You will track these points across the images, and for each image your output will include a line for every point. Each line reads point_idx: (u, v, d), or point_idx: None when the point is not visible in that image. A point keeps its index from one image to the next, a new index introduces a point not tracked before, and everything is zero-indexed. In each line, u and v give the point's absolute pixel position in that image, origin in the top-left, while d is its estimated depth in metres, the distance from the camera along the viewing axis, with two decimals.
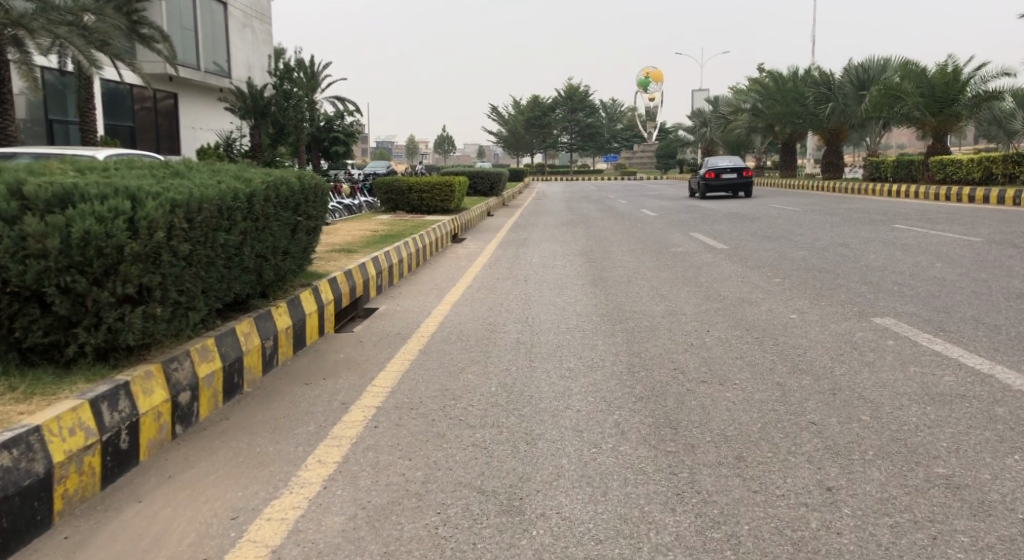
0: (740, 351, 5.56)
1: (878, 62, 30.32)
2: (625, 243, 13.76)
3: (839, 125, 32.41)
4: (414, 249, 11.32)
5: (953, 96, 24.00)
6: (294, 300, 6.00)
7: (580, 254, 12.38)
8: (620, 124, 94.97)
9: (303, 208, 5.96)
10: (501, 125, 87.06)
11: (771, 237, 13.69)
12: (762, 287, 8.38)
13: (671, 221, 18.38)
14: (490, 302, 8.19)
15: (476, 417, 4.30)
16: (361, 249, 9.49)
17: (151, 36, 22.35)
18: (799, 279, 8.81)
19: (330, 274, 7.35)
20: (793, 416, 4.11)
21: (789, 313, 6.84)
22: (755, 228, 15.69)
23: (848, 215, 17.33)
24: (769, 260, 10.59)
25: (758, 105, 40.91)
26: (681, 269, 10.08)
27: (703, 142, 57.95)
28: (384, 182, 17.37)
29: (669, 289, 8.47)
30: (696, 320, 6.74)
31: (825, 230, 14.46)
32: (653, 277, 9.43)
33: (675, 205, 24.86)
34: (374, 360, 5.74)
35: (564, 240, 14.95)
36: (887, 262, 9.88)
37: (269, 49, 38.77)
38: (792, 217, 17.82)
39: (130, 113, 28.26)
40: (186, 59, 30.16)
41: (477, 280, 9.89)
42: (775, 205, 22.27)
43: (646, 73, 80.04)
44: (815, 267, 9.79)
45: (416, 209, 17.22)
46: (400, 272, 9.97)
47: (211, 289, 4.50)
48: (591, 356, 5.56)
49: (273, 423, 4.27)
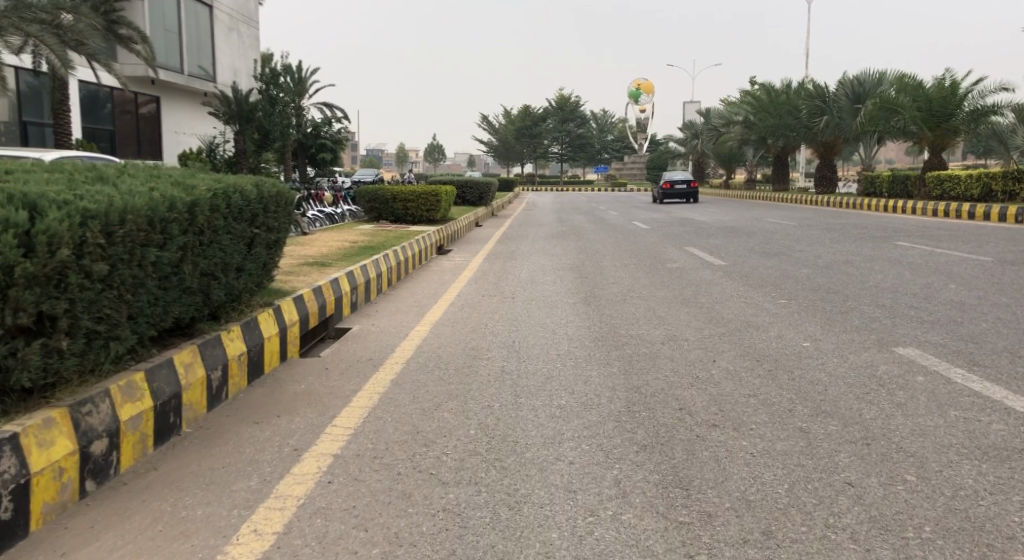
0: (753, 387, 4.93)
1: (873, 76, 30.04)
2: (618, 257, 13.17)
3: (833, 138, 32.12)
4: (395, 262, 10.65)
5: (950, 111, 23.68)
6: (251, 322, 5.33)
7: (571, 268, 11.79)
8: (611, 135, 94.86)
9: (262, 219, 5.29)
10: (492, 134, 86.68)
11: (770, 253, 13.16)
12: (767, 308, 7.82)
13: (665, 234, 17.81)
14: (475, 322, 7.53)
15: (451, 470, 3.64)
16: (336, 262, 8.80)
17: (129, 36, 21.58)
18: (807, 300, 8.25)
19: (297, 292, 6.66)
20: (826, 474, 3.48)
21: (801, 341, 6.24)
22: (752, 242, 15.15)
23: (846, 230, 16.86)
24: (772, 278, 10.02)
25: (750, 118, 40.64)
26: (679, 287, 9.49)
27: (693, 154, 57.73)
28: (368, 190, 16.69)
29: (667, 310, 7.89)
30: (700, 347, 6.12)
31: (824, 246, 13.95)
32: (650, 296, 8.83)
33: (667, 217, 24.34)
34: (339, 393, 5.06)
35: (554, 253, 14.35)
36: (897, 282, 9.34)
37: (256, 54, 38.08)
38: (789, 231, 17.32)
39: (110, 117, 27.49)
40: (169, 62, 29.42)
41: (461, 297, 9.24)
42: (770, 219, 21.79)
43: (637, 84, 79.97)
44: (821, 286, 9.23)
45: (401, 219, 16.55)
46: (378, 287, 9.28)
47: (141, 315, 3.82)
48: (585, 390, 4.93)
49: (208, 477, 3.59)
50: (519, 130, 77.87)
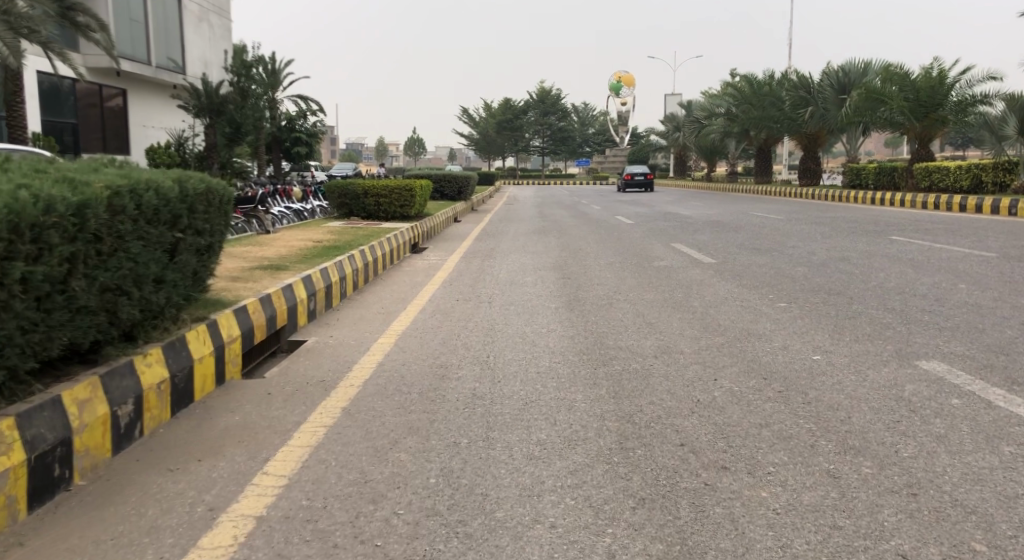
0: (765, 414, 4.23)
1: (858, 66, 29.57)
2: (602, 255, 12.48)
3: (818, 130, 31.64)
4: (363, 262, 9.86)
5: (938, 101, 23.23)
6: (179, 343, 4.56)
7: (552, 268, 11.08)
8: (592, 128, 94.15)
9: (188, 221, 4.50)
10: (471, 127, 85.76)
11: (761, 249, 12.52)
12: (767, 313, 7.14)
13: (650, 229, 17.14)
14: (446, 332, 6.80)
15: (402, 541, 2.89)
16: (295, 265, 8.01)
17: (88, 25, 20.51)
18: (808, 303, 7.59)
19: (242, 302, 5.87)
20: (872, 543, 2.77)
21: (811, 354, 5.55)
22: (741, 238, 14.52)
23: (836, 224, 16.30)
24: (767, 278, 9.37)
25: (733, 110, 40.11)
26: (668, 288, 8.80)
27: (675, 146, 57.18)
28: (337, 185, 15.84)
29: (659, 316, 7.18)
30: (698, 362, 5.42)
31: (816, 241, 13.36)
32: (638, 299, 8.15)
33: (651, 211, 23.69)
34: (279, 425, 4.29)
35: (534, 251, 13.64)
36: (902, 281, 8.72)
37: (227, 45, 36.94)
38: (777, 225, 16.72)
39: (72, 110, 26.30)
40: (135, 53, 28.30)
41: (433, 302, 8.48)
42: (757, 212, 21.18)
43: (618, 77, 79.30)
44: (821, 287, 8.59)
45: (373, 216, 15.75)
46: (342, 291, 8.50)
47: (11, 345, 3.03)
48: (568, 421, 4.20)
49: (85, 557, 2.81)
50: (499, 123, 77.01)
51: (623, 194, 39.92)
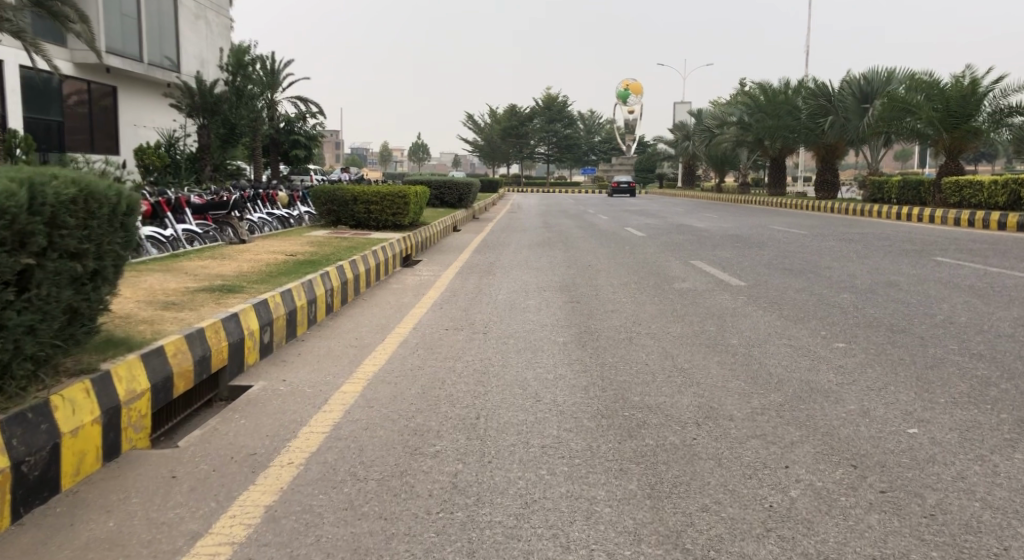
0: (877, 543, 2.90)
1: (881, 74, 28.38)
2: (616, 273, 11.16)
3: (836, 141, 30.40)
4: (341, 280, 8.50)
5: (970, 112, 22.01)
6: (35, 411, 3.20)
7: (559, 288, 9.77)
8: (597, 137, 92.91)
9: (47, 239, 3.15)
10: (477, 134, 84.57)
11: (793, 271, 11.21)
12: (827, 361, 5.78)
13: (665, 244, 15.79)
14: (430, 376, 5.46)
15: None
16: (251, 288, 6.65)
17: (67, 16, 19.22)
18: (872, 345, 6.27)
19: (161, 341, 4.51)
20: None
21: (904, 428, 4.17)
22: (767, 256, 13.19)
23: (868, 243, 14.97)
24: (811, 309, 8.06)
25: (745, 119, 38.89)
26: (697, 320, 7.48)
27: (683, 155, 55.87)
28: (324, 191, 14.51)
29: (692, 361, 5.85)
30: (756, 437, 4.10)
31: (853, 262, 12.04)
32: (662, 333, 6.84)
33: (662, 224, 22.38)
34: (164, 541, 2.94)
35: (539, 266, 12.32)
36: (972, 315, 7.39)
37: (225, 44, 35.75)
38: (804, 242, 15.40)
39: (59, 108, 25.07)
40: (126, 49, 27.10)
41: (418, 331, 7.15)
42: (777, 227, 19.85)
43: (626, 84, 78.07)
44: (879, 322, 7.27)
45: (361, 224, 14.43)
46: (310, 317, 7.12)
47: None
48: (590, 547, 2.89)
49: None
50: (504, 130, 75.86)
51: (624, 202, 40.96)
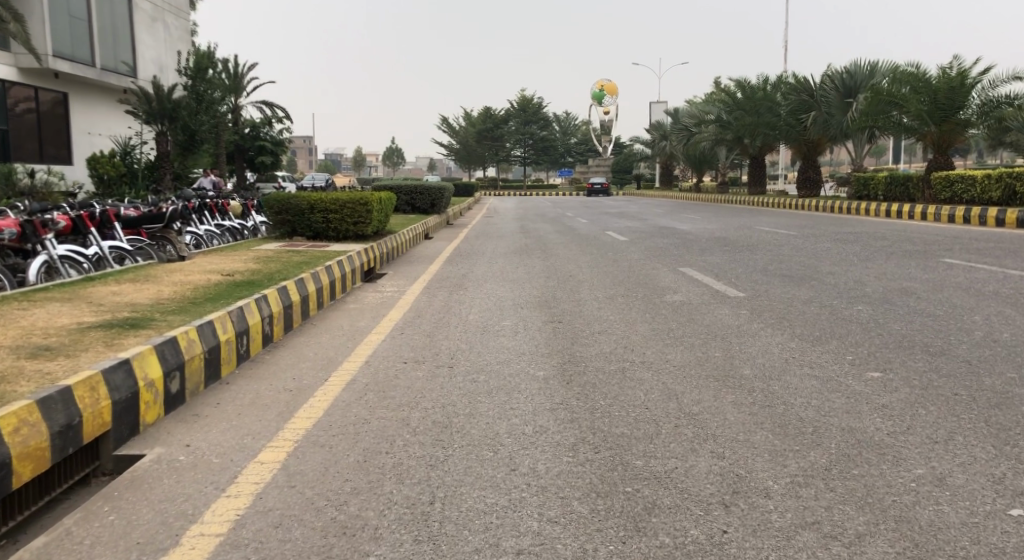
0: None
1: (864, 67, 27.71)
2: (600, 284, 10.12)
3: (819, 137, 29.73)
4: (284, 304, 7.29)
5: (958, 104, 21.35)
6: None
7: (538, 304, 8.68)
8: (574, 138, 92.14)
9: None
10: (451, 137, 83.41)
11: (795, 277, 10.23)
12: (866, 400, 4.73)
13: (651, 249, 14.77)
14: (375, 435, 4.32)
15: None
16: (160, 322, 5.43)
17: (0, 15, 17.83)
18: (915, 374, 5.25)
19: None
20: None
21: (1002, 508, 3.11)
22: (762, 260, 12.22)
23: (864, 243, 14.11)
24: (826, 326, 7.05)
25: (724, 117, 38.16)
26: (698, 343, 6.44)
27: (661, 155, 55.11)
28: (277, 199, 13.27)
29: (702, 402, 4.78)
30: (811, 527, 3.02)
31: (857, 266, 11.11)
32: (661, 363, 5.77)
33: (644, 225, 21.44)
34: None
35: (516, 276, 11.25)
36: (1015, 330, 6.42)
37: (185, 46, 34.28)
38: (797, 244, 14.48)
39: (3, 116, 23.54)
40: (76, 53, 25.60)
41: (370, 366, 6.02)
42: (764, 227, 18.93)
43: (601, 85, 77.28)
44: (911, 341, 6.27)
45: (320, 234, 13.23)
46: (237, 354, 5.91)
47: None
48: None
49: None
50: (479, 132, 74.80)
51: (603, 204, 40.07)
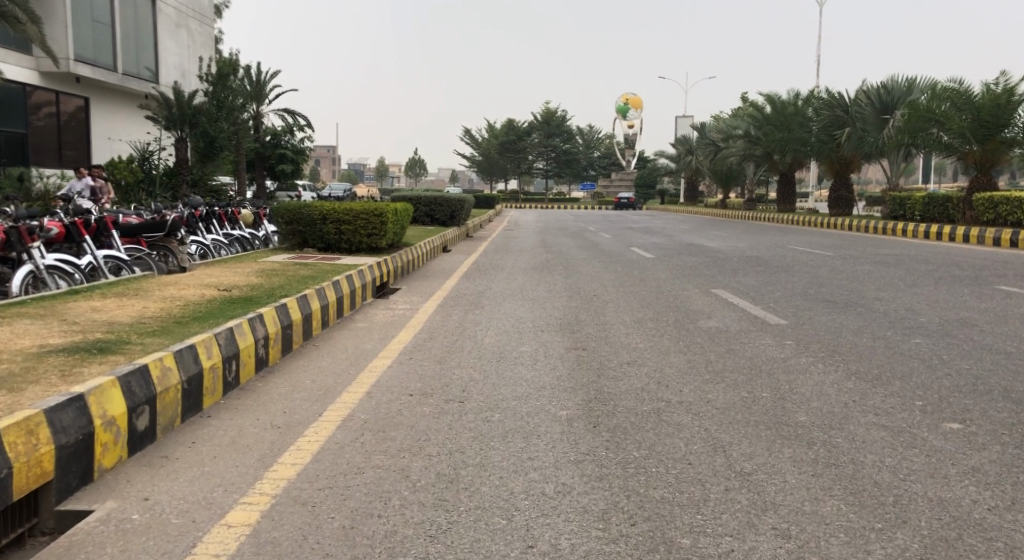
0: None
1: (902, 82, 26.83)
2: (626, 306, 9.41)
3: (852, 154, 28.82)
4: (281, 325, 6.62)
5: (1003, 122, 20.48)
6: None
7: (561, 328, 7.99)
8: (597, 152, 91.32)
9: None
10: (474, 149, 83.07)
11: (840, 303, 9.45)
12: (950, 460, 3.97)
13: (680, 268, 14.00)
14: (367, 491, 3.63)
15: None
16: (134, 347, 4.79)
17: (18, 17, 17.49)
18: (1003, 429, 4.48)
19: None
20: None
21: None
22: (801, 283, 11.44)
23: (908, 266, 13.24)
24: (884, 363, 6.28)
25: (752, 133, 37.32)
26: (740, 381, 5.71)
27: (686, 171, 54.26)
28: (288, 208, 12.72)
29: (754, 458, 4.07)
30: None
31: (906, 292, 10.29)
32: (701, 406, 5.04)
33: (670, 242, 20.68)
34: None
35: (536, 295, 10.58)
36: None
37: (209, 53, 34.13)
38: (835, 266, 13.67)
39: (23, 120, 23.31)
40: (99, 57, 25.40)
41: (370, 398, 5.34)
42: (798, 246, 18.10)
43: (626, 99, 76.61)
44: (988, 385, 5.48)
45: (332, 247, 12.66)
46: (222, 383, 5.24)
47: None
48: None
49: None
50: (502, 145, 74.39)
51: (626, 218, 39.27)
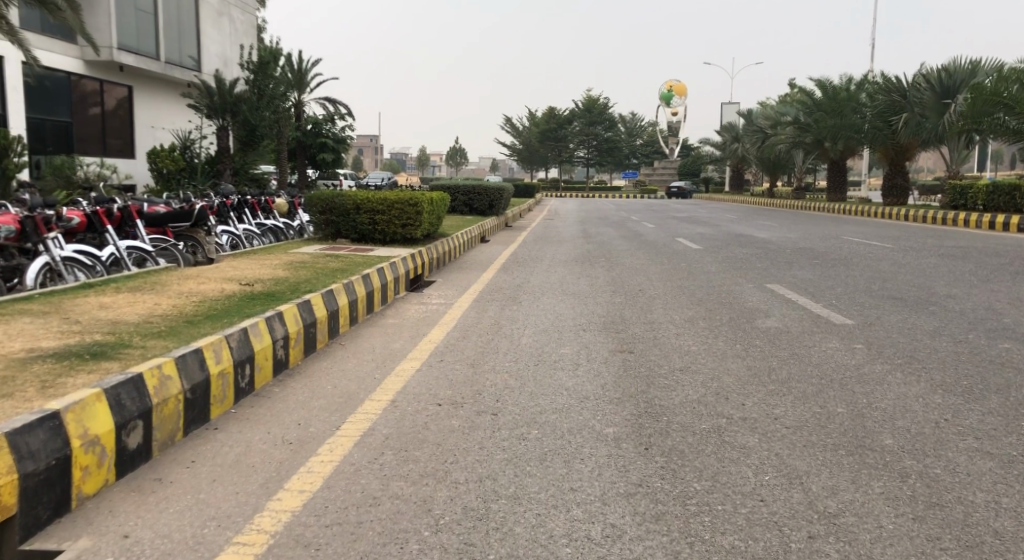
0: None
1: (968, 64, 25.00)
2: (674, 302, 8.75)
3: (910, 141, 27.41)
4: (303, 323, 6.13)
5: None
6: None
7: (605, 326, 7.38)
8: (640, 140, 89.82)
9: None
10: (515, 138, 82.32)
11: (911, 301, 8.64)
12: None
13: (729, 260, 13.25)
14: (382, 531, 3.10)
15: None
16: (134, 351, 4.33)
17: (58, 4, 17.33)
18: None
19: None
20: None
21: None
22: (863, 278, 10.61)
23: (979, 260, 12.27)
24: (973, 373, 5.53)
25: (801, 119, 36.01)
26: (810, 393, 5.04)
27: (732, 159, 52.83)
28: (322, 197, 12.30)
29: (839, 495, 3.42)
30: None
31: (981, 289, 9.42)
32: (768, 423, 4.40)
33: (718, 232, 19.84)
34: None
35: (577, 288, 9.97)
36: None
37: (250, 41, 34.03)
38: (898, 258, 12.75)
39: (68, 108, 23.32)
40: (141, 46, 25.37)
41: (393, 407, 4.81)
42: (855, 237, 17.10)
43: (669, 85, 74.98)
44: None
45: (366, 237, 12.20)
46: (232, 389, 4.75)
47: None
48: None
49: None
50: (542, 134, 73.51)
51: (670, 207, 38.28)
